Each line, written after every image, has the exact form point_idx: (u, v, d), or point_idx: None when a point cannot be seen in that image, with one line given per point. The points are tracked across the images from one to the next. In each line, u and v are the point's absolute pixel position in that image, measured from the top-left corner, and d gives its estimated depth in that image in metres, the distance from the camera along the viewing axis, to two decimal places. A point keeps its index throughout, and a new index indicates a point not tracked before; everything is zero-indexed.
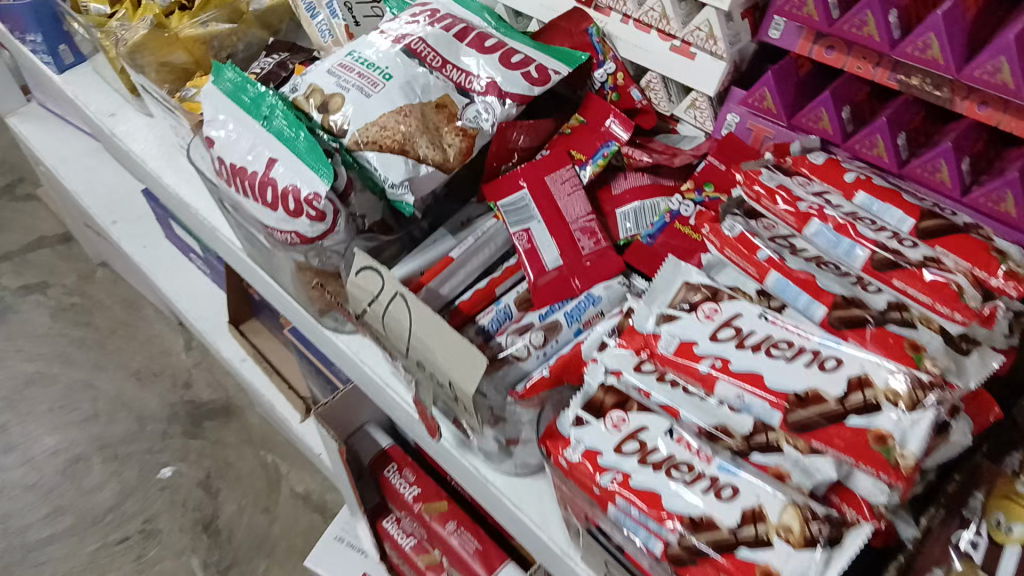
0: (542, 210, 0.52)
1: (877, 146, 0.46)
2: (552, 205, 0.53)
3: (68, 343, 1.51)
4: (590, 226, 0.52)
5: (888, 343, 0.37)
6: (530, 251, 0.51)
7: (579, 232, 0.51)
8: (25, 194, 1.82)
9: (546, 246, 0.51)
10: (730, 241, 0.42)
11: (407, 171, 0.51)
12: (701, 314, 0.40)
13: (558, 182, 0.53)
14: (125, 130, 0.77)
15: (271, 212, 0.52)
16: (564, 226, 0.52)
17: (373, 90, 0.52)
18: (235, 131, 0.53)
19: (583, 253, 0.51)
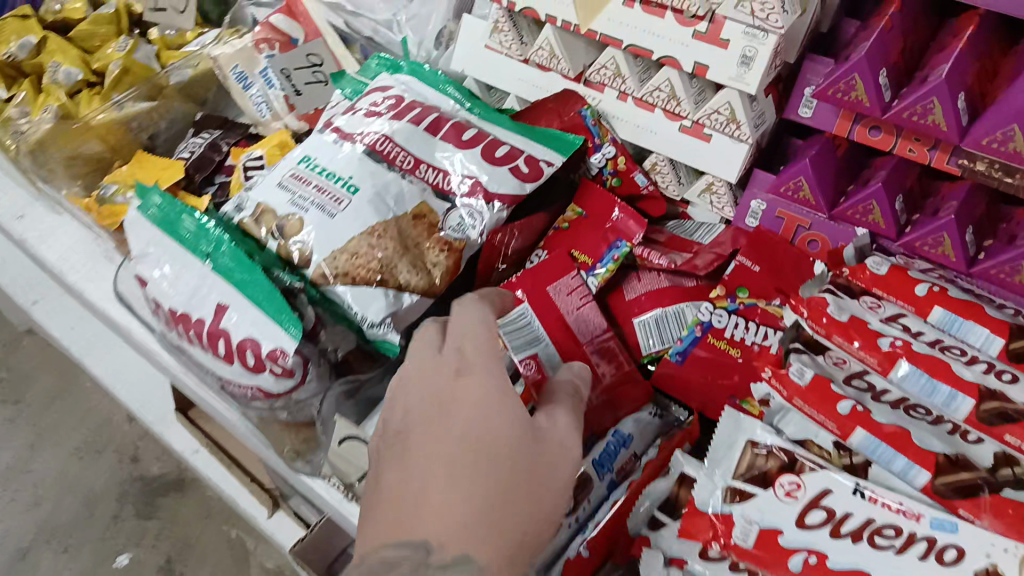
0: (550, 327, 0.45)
1: (943, 244, 0.39)
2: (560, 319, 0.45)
3: None
4: (607, 347, 0.44)
5: (1010, 516, 0.30)
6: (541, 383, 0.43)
7: (596, 353, 0.44)
8: None
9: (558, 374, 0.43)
10: (802, 391, 0.36)
11: (389, 305, 0.43)
12: (780, 491, 0.34)
13: (564, 293, 0.46)
14: (36, 234, 0.65)
15: (226, 366, 0.43)
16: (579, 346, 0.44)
17: (337, 208, 0.44)
18: (172, 272, 0.44)
19: (602, 380, 0.43)
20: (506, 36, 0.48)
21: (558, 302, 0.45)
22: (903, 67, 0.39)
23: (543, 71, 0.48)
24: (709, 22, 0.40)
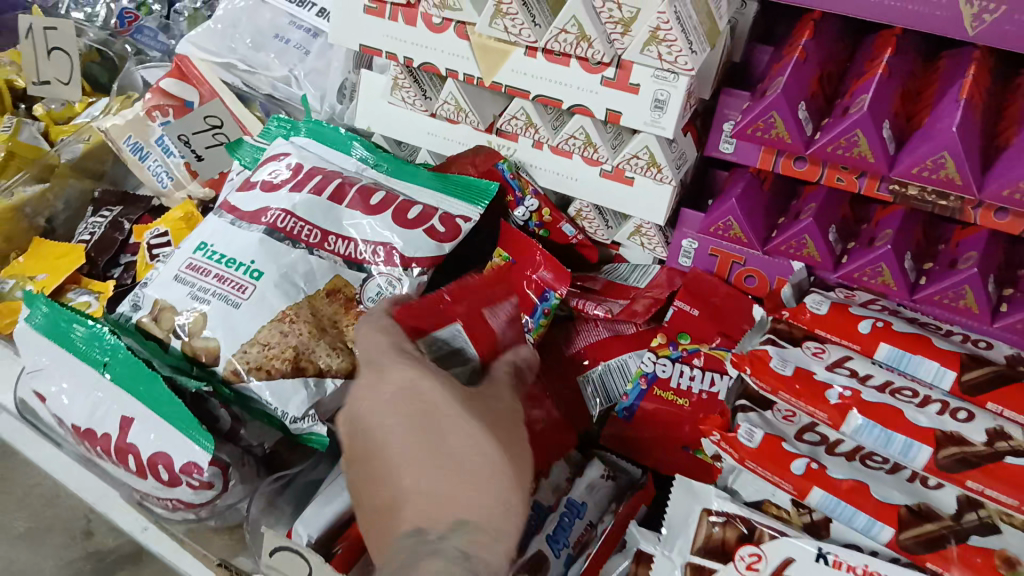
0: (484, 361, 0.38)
1: (882, 275, 0.38)
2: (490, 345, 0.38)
3: None
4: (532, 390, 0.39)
5: (978, 565, 0.30)
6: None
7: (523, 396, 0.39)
8: None
9: None
10: (753, 452, 0.34)
11: (310, 396, 0.40)
12: (741, 565, 0.32)
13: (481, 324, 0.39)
14: None
15: (140, 480, 0.39)
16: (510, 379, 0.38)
17: (241, 297, 0.40)
18: (71, 387, 0.40)
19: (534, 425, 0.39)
20: (408, 92, 0.46)
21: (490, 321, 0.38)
22: (823, 95, 0.38)
23: (453, 124, 0.46)
24: (617, 68, 0.38)
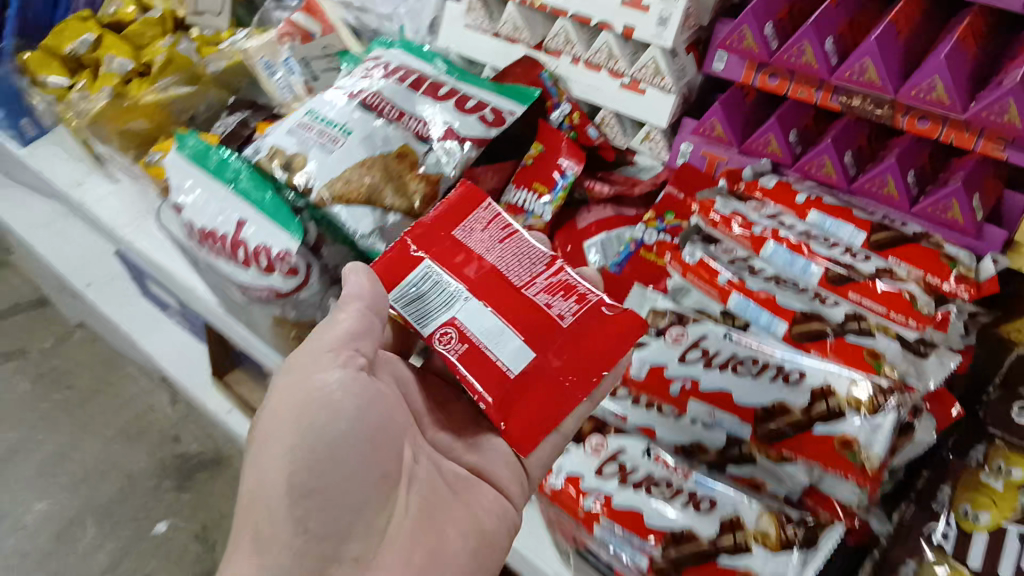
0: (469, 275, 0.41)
1: (826, 167, 0.47)
2: (472, 260, 0.41)
3: (43, 409, 1.35)
4: (554, 283, 0.40)
5: (848, 352, 0.40)
6: (472, 351, 0.39)
7: (545, 293, 0.40)
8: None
9: (494, 341, 0.39)
10: (691, 267, 0.46)
11: (375, 221, 0.52)
12: (669, 338, 0.43)
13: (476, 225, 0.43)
14: (93, 198, 0.77)
15: (245, 270, 0.53)
16: (505, 288, 0.40)
17: (334, 146, 0.53)
18: (203, 196, 0.54)
19: (563, 317, 0.39)
20: (478, 14, 0.61)
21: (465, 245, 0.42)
22: (790, 23, 0.48)
23: (511, 43, 0.60)
24: None
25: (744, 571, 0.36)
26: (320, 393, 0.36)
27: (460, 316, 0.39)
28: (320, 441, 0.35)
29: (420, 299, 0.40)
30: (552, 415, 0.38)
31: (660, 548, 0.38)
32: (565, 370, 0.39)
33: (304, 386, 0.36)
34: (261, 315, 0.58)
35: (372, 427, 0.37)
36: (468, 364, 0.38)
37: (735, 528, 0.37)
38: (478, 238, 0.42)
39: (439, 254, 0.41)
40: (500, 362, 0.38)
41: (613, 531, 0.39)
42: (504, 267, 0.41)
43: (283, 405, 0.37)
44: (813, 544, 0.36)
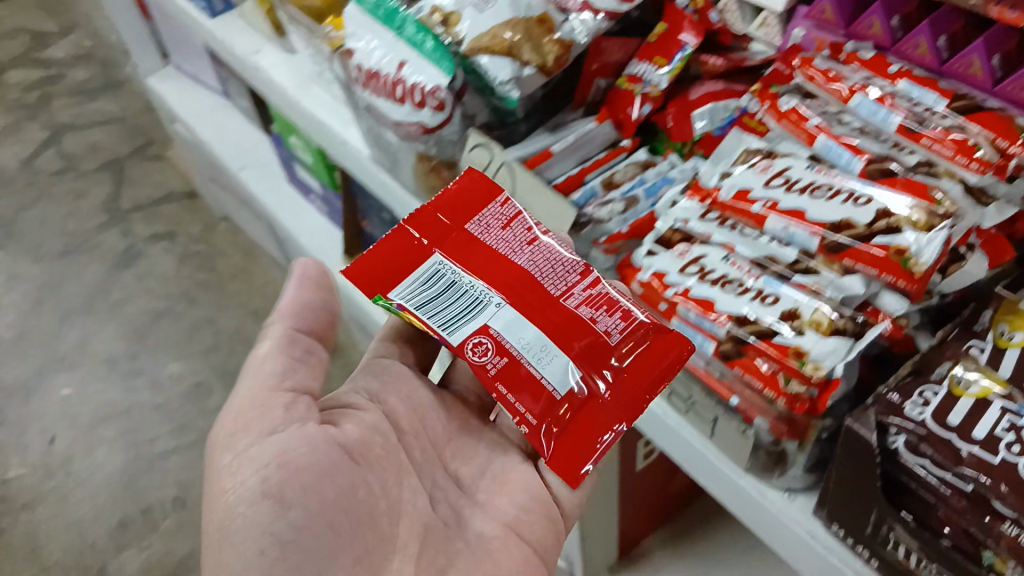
0: (495, 281, 0.47)
1: (920, 47, 0.53)
2: (504, 262, 0.48)
3: (193, 285, 1.72)
4: (590, 297, 0.48)
5: (915, 186, 0.46)
6: (510, 365, 0.45)
7: (579, 302, 0.47)
8: (155, 155, 2.01)
9: (536, 352, 0.45)
10: (784, 114, 0.53)
11: (514, 71, 0.59)
12: (759, 168, 0.51)
13: (490, 221, 0.50)
14: (268, 63, 0.89)
15: (400, 106, 0.62)
16: (536, 289, 0.47)
17: (485, 7, 0.61)
18: (373, 41, 0.64)
19: (610, 333, 0.46)
20: None
21: (487, 246, 0.49)
22: None
23: None
24: None
25: (796, 349, 0.44)
26: (268, 464, 0.45)
27: (493, 325, 0.45)
28: (290, 517, 0.44)
29: (445, 307, 0.46)
30: (587, 438, 0.45)
31: (727, 329, 0.46)
32: (592, 402, 0.45)
33: (245, 461, 0.46)
34: (407, 153, 0.68)
35: (333, 492, 0.46)
36: (504, 379, 0.45)
37: (793, 316, 0.45)
38: (495, 236, 0.49)
39: (469, 264, 0.48)
40: (544, 379, 0.45)
41: (688, 317, 0.48)
42: (535, 271, 0.48)
43: (225, 486, 0.45)
44: (860, 335, 0.43)
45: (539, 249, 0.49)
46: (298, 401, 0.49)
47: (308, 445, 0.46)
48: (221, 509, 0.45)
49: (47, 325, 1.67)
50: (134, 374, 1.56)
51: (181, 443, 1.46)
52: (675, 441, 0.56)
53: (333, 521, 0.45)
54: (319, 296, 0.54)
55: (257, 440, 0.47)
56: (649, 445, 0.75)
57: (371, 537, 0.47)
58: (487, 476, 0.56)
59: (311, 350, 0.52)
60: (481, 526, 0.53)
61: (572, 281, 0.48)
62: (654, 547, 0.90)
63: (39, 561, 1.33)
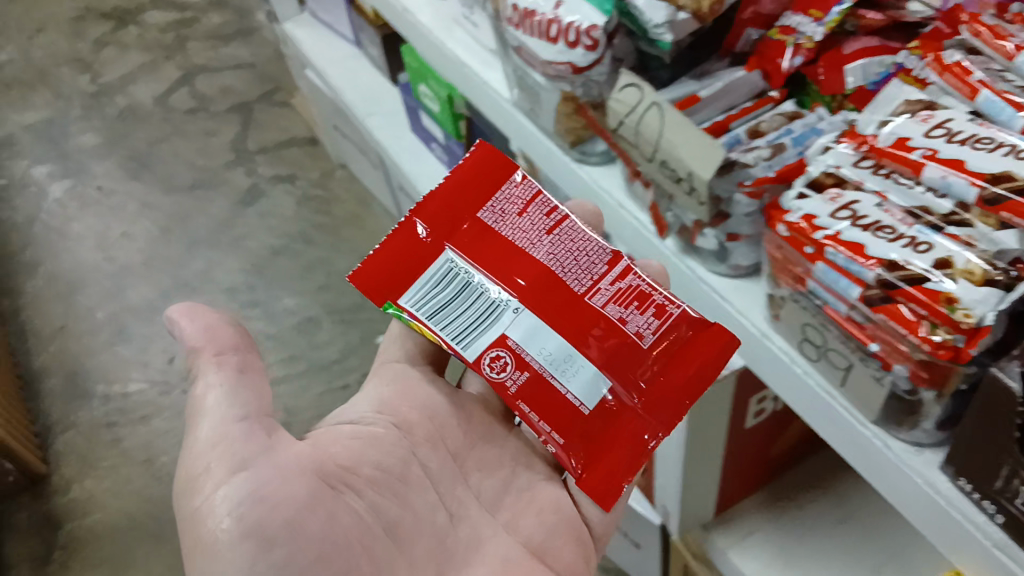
0: (518, 275, 0.59)
1: None
2: (516, 249, 0.59)
3: (311, 226, 1.80)
4: (614, 290, 0.59)
5: None
6: (534, 374, 0.58)
7: (597, 292, 0.59)
8: (281, 101, 2.11)
9: (552, 340, 0.58)
10: (949, 68, 0.52)
11: (669, 15, 0.60)
12: (919, 119, 0.51)
13: (504, 204, 0.60)
14: (415, 6, 0.92)
15: (553, 45, 0.64)
16: (556, 284, 0.59)
17: None
18: None
19: (631, 330, 0.58)
20: None
21: (502, 233, 0.60)
22: None
23: None
24: None
25: (946, 294, 0.43)
26: (235, 507, 0.53)
27: (508, 331, 0.58)
28: (272, 555, 0.53)
29: (462, 317, 0.59)
30: (604, 452, 0.59)
31: (876, 274, 0.46)
32: (619, 413, 0.59)
33: (212, 508, 0.54)
34: (548, 96, 0.69)
35: (314, 523, 0.55)
36: (544, 390, 0.58)
37: (945, 264, 0.45)
38: (507, 221, 0.60)
39: (490, 263, 0.59)
40: (567, 391, 0.58)
41: (836, 257, 0.48)
42: (552, 263, 0.59)
43: (200, 533, 0.54)
44: (1012, 287, 0.43)
45: (558, 239, 0.60)
46: (245, 440, 0.56)
47: (272, 483, 0.55)
48: (201, 553, 0.53)
49: (175, 252, 1.79)
50: (254, 304, 1.66)
51: (290, 372, 1.55)
52: (814, 403, 0.56)
53: (312, 551, 0.54)
54: (219, 324, 0.60)
55: (219, 485, 0.54)
56: (761, 403, 0.75)
57: (349, 562, 0.56)
58: (511, 489, 0.69)
59: (241, 367, 0.59)
60: (505, 550, 0.66)
61: (598, 272, 0.59)
62: (749, 509, 0.91)
63: (158, 465, 1.44)
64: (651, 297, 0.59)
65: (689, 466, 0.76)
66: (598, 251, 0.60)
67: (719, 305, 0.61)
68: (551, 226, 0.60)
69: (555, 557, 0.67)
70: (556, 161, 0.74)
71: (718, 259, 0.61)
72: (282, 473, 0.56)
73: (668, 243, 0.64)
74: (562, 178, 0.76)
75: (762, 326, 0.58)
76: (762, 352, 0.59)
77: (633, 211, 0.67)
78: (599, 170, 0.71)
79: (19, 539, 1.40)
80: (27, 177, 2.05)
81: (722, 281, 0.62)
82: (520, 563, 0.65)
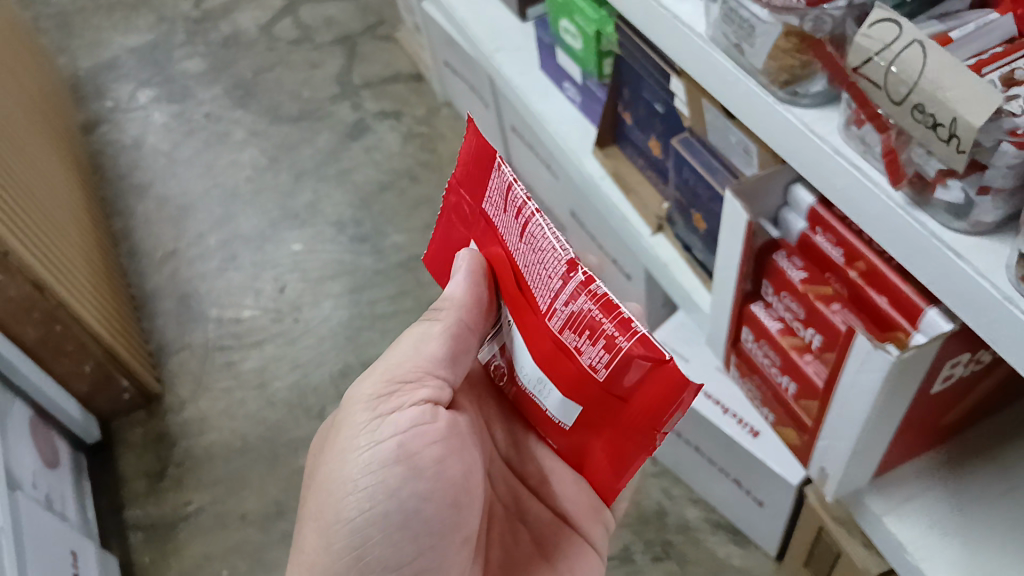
0: (512, 281, 0.65)
1: None
2: (507, 248, 0.63)
3: (416, 164, 1.78)
4: (562, 313, 0.58)
5: None
6: (521, 389, 0.71)
7: (548, 313, 0.59)
8: (385, 34, 2.09)
9: (527, 355, 0.66)
10: None
11: None
12: None
13: (496, 209, 0.64)
14: None
15: None
16: (528, 295, 0.62)
17: None
18: None
19: (585, 361, 0.58)
20: None
21: (500, 229, 0.64)
22: None
23: None
24: None
25: None
26: (400, 435, 0.70)
27: (512, 344, 0.69)
28: (403, 493, 0.70)
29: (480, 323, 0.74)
30: (587, 450, 0.70)
31: None
32: (597, 426, 0.66)
33: (381, 426, 0.71)
34: (765, 32, 0.65)
35: (455, 470, 0.73)
36: (530, 391, 0.70)
37: None
38: (500, 216, 0.63)
39: (496, 267, 0.66)
40: (548, 407, 0.68)
41: None
42: (527, 272, 0.61)
43: (360, 442, 0.71)
44: None
45: (526, 245, 0.60)
46: (427, 381, 0.72)
47: (435, 426, 0.72)
48: (354, 460, 0.71)
49: (282, 182, 1.81)
50: (363, 239, 1.66)
51: (399, 308, 1.54)
52: None
53: (445, 491, 0.72)
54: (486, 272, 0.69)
55: (395, 409, 0.71)
56: (953, 368, 0.71)
57: (455, 511, 0.74)
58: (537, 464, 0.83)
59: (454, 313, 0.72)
60: (541, 512, 0.85)
61: (555, 288, 0.57)
62: (907, 476, 0.87)
63: (270, 391, 1.47)
64: (600, 328, 0.55)
65: (868, 431, 0.73)
66: (553, 263, 0.57)
67: (951, 264, 0.58)
68: (522, 230, 0.60)
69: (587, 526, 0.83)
70: (758, 104, 0.71)
71: (959, 214, 0.58)
72: (446, 420, 0.73)
73: (895, 196, 0.61)
74: (760, 124, 0.72)
75: (1007, 290, 0.55)
76: (995, 309, 0.56)
77: (853, 158, 0.63)
78: (810, 114, 0.67)
79: (133, 454, 1.44)
80: (133, 100, 2.08)
81: (959, 239, 0.58)
82: (552, 529, 0.85)
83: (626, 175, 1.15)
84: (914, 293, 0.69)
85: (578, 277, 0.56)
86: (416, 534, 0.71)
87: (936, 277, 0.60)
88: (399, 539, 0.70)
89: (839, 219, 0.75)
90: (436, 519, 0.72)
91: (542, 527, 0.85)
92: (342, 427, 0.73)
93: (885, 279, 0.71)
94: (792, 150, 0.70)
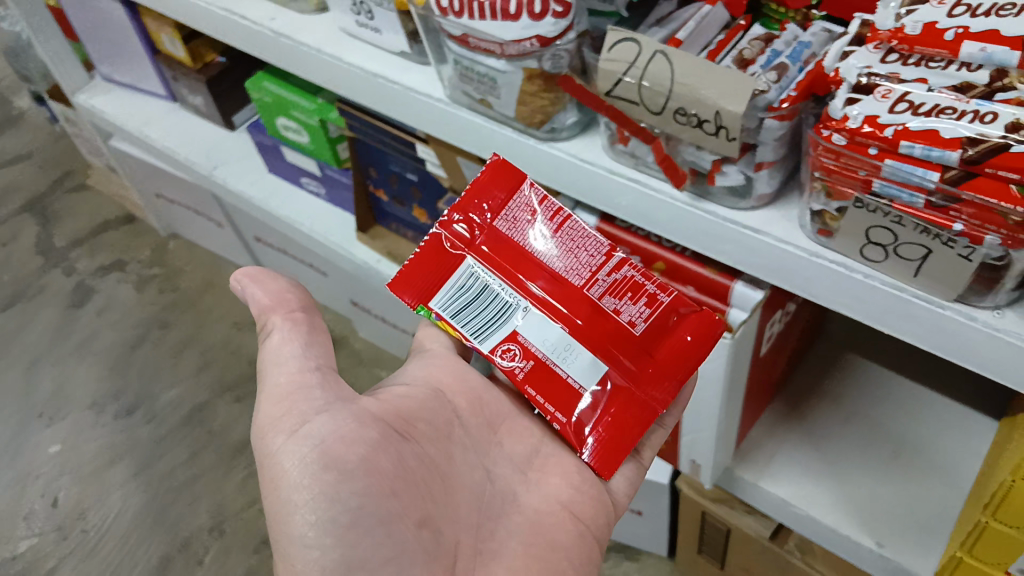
0: (535, 286, 0.65)
1: None
2: (523, 252, 0.65)
3: (162, 308, 1.64)
4: (610, 283, 0.64)
5: None
6: (531, 369, 0.65)
7: (590, 285, 0.64)
8: (76, 186, 1.91)
9: (542, 328, 0.64)
10: None
11: None
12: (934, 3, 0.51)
13: (504, 219, 0.66)
14: (289, 28, 0.86)
15: (514, 22, 0.59)
16: (557, 286, 0.65)
17: None
18: None
19: (626, 318, 0.63)
20: None
21: (514, 240, 0.66)
22: None
23: None
24: None
25: None
26: (320, 441, 0.57)
27: (522, 331, 0.65)
28: (351, 487, 0.56)
29: (479, 315, 0.66)
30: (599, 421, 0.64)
31: (961, 154, 0.46)
32: (621, 390, 0.64)
33: (297, 441, 0.57)
34: (511, 80, 0.65)
35: (387, 464, 0.59)
36: (544, 369, 0.65)
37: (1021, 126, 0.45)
38: (516, 225, 0.65)
39: (510, 266, 0.65)
40: (567, 374, 0.64)
41: (914, 150, 0.47)
42: (553, 266, 0.65)
43: (282, 465, 0.56)
44: None
45: (560, 240, 0.65)
46: (324, 386, 0.60)
47: (350, 425, 0.59)
48: (282, 483, 0.56)
49: (12, 380, 1.57)
50: (131, 411, 1.49)
51: (200, 468, 1.39)
52: (882, 314, 0.57)
53: (391, 484, 0.58)
54: (288, 288, 0.65)
55: (305, 421, 0.58)
56: (773, 325, 0.76)
57: (412, 502, 0.59)
58: (539, 455, 0.70)
59: (310, 326, 0.64)
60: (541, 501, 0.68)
61: (595, 264, 0.64)
62: (761, 437, 0.91)
63: None
64: (643, 287, 0.64)
65: (725, 409, 0.76)
66: (594, 244, 0.64)
67: (745, 237, 0.61)
68: (553, 231, 0.65)
69: (587, 512, 0.67)
70: (520, 149, 0.71)
71: (743, 193, 0.61)
72: (358, 417, 0.60)
73: (679, 196, 0.63)
74: (528, 168, 0.72)
75: (810, 246, 0.58)
76: (791, 263, 0.60)
77: (629, 173, 0.66)
78: (572, 144, 0.69)
79: None
80: None
81: (749, 216, 0.61)
82: (553, 514, 0.67)
83: (405, 250, 1.12)
84: (717, 274, 0.71)
85: (618, 256, 0.64)
86: (376, 534, 0.55)
87: (737, 254, 0.63)
88: (357, 540, 0.54)
89: (625, 230, 0.77)
90: (386, 506, 0.57)
91: (543, 516, 0.67)
92: (259, 465, 0.58)
93: (686, 269, 0.73)
94: (567, 184, 0.71)
